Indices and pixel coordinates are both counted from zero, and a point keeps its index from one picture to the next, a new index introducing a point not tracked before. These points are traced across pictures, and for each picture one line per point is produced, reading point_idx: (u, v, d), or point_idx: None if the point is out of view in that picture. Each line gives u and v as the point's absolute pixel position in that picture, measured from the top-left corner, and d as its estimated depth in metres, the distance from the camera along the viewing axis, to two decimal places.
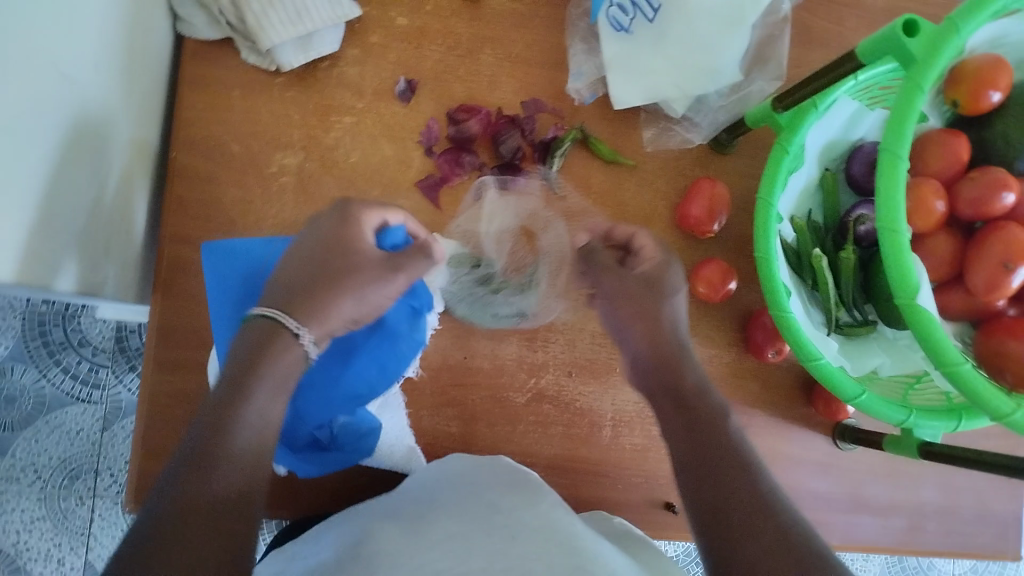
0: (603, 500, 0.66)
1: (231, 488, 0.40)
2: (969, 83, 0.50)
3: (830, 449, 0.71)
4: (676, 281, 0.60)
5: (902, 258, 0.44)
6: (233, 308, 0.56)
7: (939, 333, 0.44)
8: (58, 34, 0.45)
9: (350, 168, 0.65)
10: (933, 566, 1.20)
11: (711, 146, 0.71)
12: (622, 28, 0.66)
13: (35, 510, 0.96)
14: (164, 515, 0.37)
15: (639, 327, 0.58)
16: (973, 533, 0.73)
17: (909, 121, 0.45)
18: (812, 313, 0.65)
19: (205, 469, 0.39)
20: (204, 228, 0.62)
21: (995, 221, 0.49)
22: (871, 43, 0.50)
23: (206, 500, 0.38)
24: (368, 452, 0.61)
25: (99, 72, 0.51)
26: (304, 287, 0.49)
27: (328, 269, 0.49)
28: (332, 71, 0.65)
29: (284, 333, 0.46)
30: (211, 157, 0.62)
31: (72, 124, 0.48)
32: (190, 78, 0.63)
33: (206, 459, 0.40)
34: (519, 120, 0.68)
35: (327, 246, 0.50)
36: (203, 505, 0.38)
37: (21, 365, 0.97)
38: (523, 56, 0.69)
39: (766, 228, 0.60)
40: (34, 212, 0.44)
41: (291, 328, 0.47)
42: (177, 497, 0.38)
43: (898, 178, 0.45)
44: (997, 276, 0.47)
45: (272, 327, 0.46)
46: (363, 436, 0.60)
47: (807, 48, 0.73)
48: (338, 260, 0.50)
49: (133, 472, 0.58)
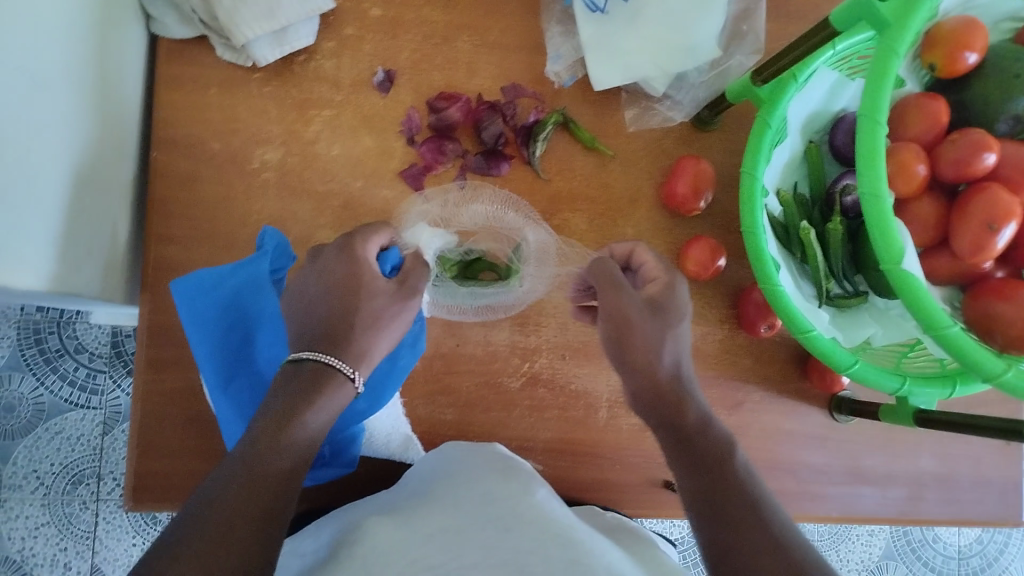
0: (600, 482, 0.66)
1: (274, 498, 0.39)
2: (945, 45, 0.49)
3: (827, 422, 0.71)
4: (677, 302, 0.50)
5: (885, 223, 0.44)
6: (231, 330, 0.55)
7: (926, 296, 0.44)
8: (25, 35, 0.44)
9: (332, 161, 0.65)
10: (939, 539, 1.20)
11: (694, 122, 0.70)
12: (597, 9, 0.65)
13: (40, 517, 0.97)
14: (203, 521, 0.36)
15: (636, 365, 0.48)
16: (973, 500, 0.73)
17: (887, 85, 0.45)
18: (803, 286, 0.65)
19: (255, 481, 0.39)
20: (189, 226, 0.62)
21: (978, 182, 0.49)
22: (845, 8, 0.50)
23: (248, 512, 0.37)
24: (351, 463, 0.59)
25: (73, 75, 0.51)
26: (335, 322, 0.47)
27: (351, 309, 0.47)
28: (309, 65, 0.65)
29: (342, 375, 0.44)
30: (191, 157, 0.62)
31: (47, 127, 0.48)
32: (167, 77, 0.63)
33: (255, 467, 0.39)
34: (499, 106, 0.67)
35: (347, 288, 0.48)
36: (246, 514, 0.37)
37: (18, 374, 0.98)
38: (500, 41, 0.69)
39: (752, 202, 0.60)
40: (11, 213, 0.44)
41: (350, 373, 0.45)
42: (217, 506, 0.37)
43: (878, 143, 0.44)
44: (982, 237, 0.47)
45: (326, 368, 0.44)
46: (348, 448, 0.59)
47: (787, 20, 0.72)
48: (359, 300, 0.47)
49: (131, 471, 0.59)
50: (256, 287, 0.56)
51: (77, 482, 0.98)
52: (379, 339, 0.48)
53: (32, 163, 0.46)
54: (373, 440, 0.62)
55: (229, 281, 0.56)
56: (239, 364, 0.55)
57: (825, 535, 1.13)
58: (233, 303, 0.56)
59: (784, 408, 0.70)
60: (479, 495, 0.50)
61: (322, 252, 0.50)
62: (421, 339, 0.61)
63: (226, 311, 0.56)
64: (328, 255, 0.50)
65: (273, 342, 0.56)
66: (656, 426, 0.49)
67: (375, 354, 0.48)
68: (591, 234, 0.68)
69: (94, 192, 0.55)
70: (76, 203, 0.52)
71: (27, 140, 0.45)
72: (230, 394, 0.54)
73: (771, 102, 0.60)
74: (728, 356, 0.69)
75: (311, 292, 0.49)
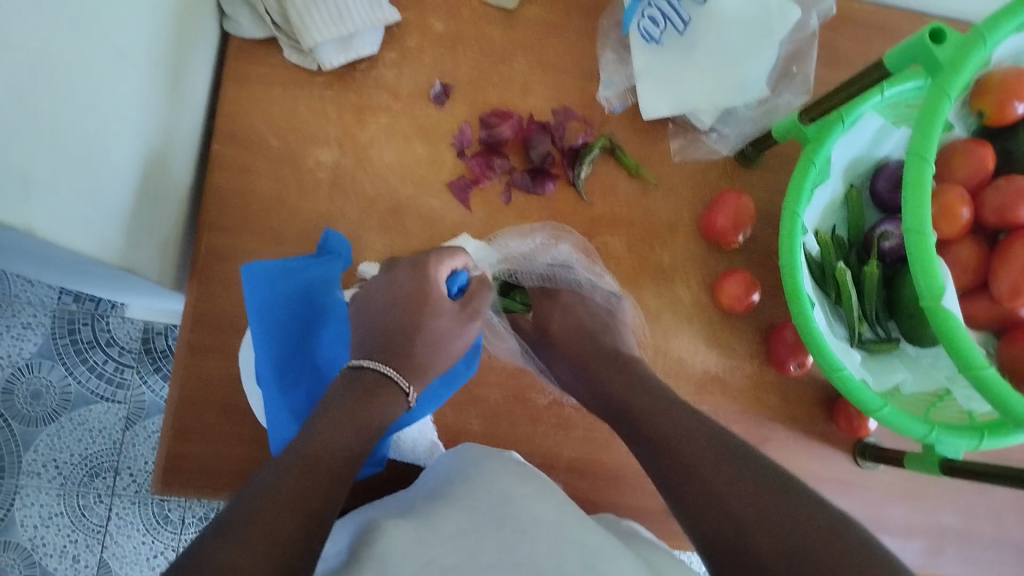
0: (619, 507, 0.66)
1: (316, 490, 0.41)
2: (995, 93, 0.51)
3: (851, 466, 0.70)
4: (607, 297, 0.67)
5: (927, 260, 0.45)
6: (288, 321, 0.57)
7: (963, 335, 0.44)
8: (115, 13, 0.47)
9: (383, 166, 0.67)
10: None
11: (738, 159, 0.72)
12: (653, 39, 0.67)
13: (54, 506, 0.98)
14: (247, 504, 0.38)
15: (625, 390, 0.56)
16: (994, 559, 0.72)
17: (937, 126, 0.46)
18: (836, 327, 0.65)
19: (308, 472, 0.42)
20: (242, 219, 0.64)
21: (1020, 229, 0.50)
22: (898, 51, 0.51)
23: (290, 496, 0.40)
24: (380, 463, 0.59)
25: (153, 58, 0.53)
26: (389, 333, 0.55)
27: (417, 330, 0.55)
28: (370, 73, 0.67)
29: (397, 388, 0.52)
30: (250, 151, 0.65)
31: (126, 103, 0.50)
32: (233, 74, 0.65)
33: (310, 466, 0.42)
34: (549, 127, 0.69)
35: (417, 309, 0.56)
36: (290, 499, 0.39)
37: (48, 362, 0.99)
38: (555, 65, 0.71)
39: (792, 238, 0.61)
40: (84, 179, 0.45)
41: (405, 386, 0.52)
42: (262, 493, 0.39)
43: (924, 181, 0.45)
44: (1023, 282, 0.47)
45: (379, 378, 0.51)
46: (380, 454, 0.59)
47: (835, 67, 0.74)
48: (422, 318, 0.56)
49: (162, 453, 0.60)
50: (326, 289, 0.59)
51: (94, 474, 0.99)
52: (439, 356, 0.56)
53: (110, 136, 0.48)
54: (399, 445, 0.62)
55: (299, 278, 0.59)
56: (287, 356, 0.56)
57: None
58: (301, 298, 0.58)
59: (808, 449, 0.70)
60: (495, 496, 0.51)
61: (396, 266, 0.59)
62: (474, 362, 0.62)
63: (295, 305, 0.58)
64: (400, 276, 0.57)
65: (334, 341, 0.59)
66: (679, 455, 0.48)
67: (432, 368, 0.56)
68: (629, 259, 0.69)
69: (158, 175, 0.57)
70: (141, 180, 0.54)
71: (106, 112, 0.48)
72: (285, 383, 0.55)
73: (817, 141, 0.61)
74: (756, 392, 0.69)
75: (374, 298, 0.57)
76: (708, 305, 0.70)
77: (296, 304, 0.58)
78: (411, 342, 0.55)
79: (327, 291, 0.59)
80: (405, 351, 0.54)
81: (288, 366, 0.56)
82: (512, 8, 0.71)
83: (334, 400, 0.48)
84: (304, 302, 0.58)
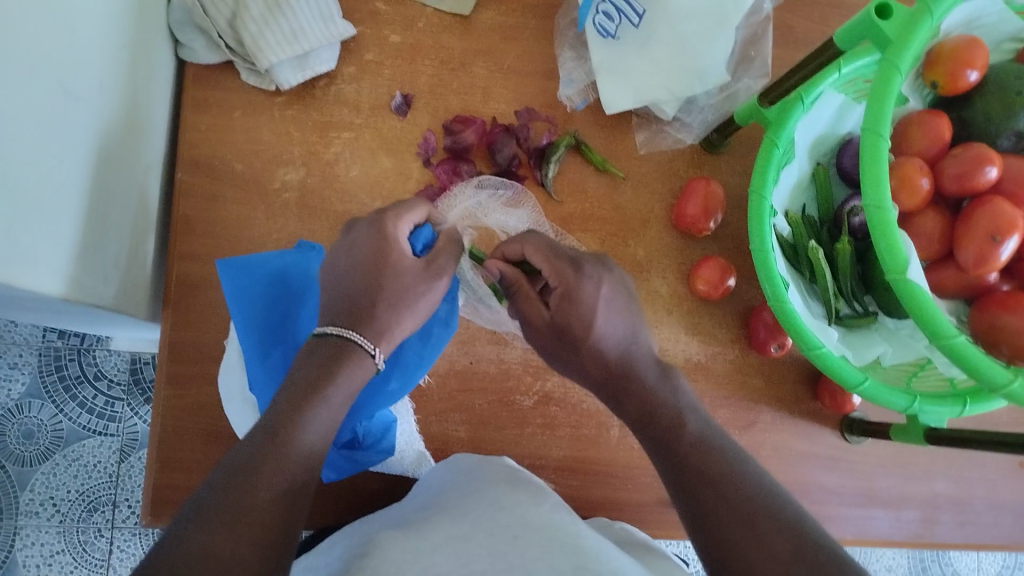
0: (613, 501, 0.67)
1: (269, 506, 0.41)
2: (946, 64, 0.51)
3: (839, 443, 0.71)
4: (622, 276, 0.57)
5: (889, 235, 0.45)
6: (264, 304, 0.59)
7: (931, 307, 0.44)
8: (62, 52, 0.47)
9: (350, 181, 0.67)
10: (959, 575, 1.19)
11: (703, 146, 0.72)
12: (608, 35, 0.68)
13: (55, 544, 0.97)
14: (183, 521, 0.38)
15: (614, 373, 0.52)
16: (988, 523, 0.72)
17: (889, 101, 0.46)
18: (813, 306, 0.65)
19: (246, 481, 0.41)
20: (213, 245, 0.64)
21: (983, 196, 0.50)
22: (848, 30, 0.51)
23: (239, 511, 0.39)
24: (389, 450, 0.60)
25: (106, 92, 0.53)
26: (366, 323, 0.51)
27: (384, 291, 0.52)
28: (330, 89, 0.67)
29: (361, 351, 0.50)
30: (215, 176, 0.65)
31: (80, 140, 0.50)
32: (192, 102, 0.65)
33: (246, 472, 0.41)
34: (513, 129, 0.70)
35: (380, 273, 0.52)
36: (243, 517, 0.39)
37: (38, 401, 0.99)
38: (515, 68, 0.71)
39: (761, 222, 0.61)
40: (42, 220, 0.45)
41: (370, 350, 0.50)
42: (209, 506, 0.39)
43: (881, 156, 0.45)
44: (986, 249, 0.48)
45: (342, 343, 0.49)
46: (384, 435, 0.61)
47: (792, 48, 0.74)
48: (384, 281, 0.52)
49: (149, 485, 0.59)
50: (303, 269, 0.61)
51: (92, 509, 0.99)
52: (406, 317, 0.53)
53: (65, 173, 0.48)
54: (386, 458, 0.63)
55: (274, 260, 0.60)
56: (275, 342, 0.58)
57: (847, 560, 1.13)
58: (276, 280, 0.60)
59: (796, 429, 0.70)
60: (487, 503, 0.51)
61: (354, 228, 0.55)
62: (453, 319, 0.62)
63: (272, 285, 0.60)
64: (363, 236, 0.54)
65: (311, 317, 0.60)
66: (666, 451, 0.48)
67: (398, 330, 0.53)
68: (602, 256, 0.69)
69: (121, 208, 0.57)
70: (102, 215, 0.54)
71: (60, 151, 0.48)
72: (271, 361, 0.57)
73: (779, 124, 0.61)
74: (739, 376, 0.69)
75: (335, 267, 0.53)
76: (685, 293, 0.70)
77: (272, 287, 0.60)
78: (383, 292, 0.52)
79: (303, 273, 0.61)
80: (372, 315, 0.51)
81: (274, 339, 0.58)
82: (466, 13, 0.71)
83: (289, 387, 0.47)
84: (280, 285, 0.60)
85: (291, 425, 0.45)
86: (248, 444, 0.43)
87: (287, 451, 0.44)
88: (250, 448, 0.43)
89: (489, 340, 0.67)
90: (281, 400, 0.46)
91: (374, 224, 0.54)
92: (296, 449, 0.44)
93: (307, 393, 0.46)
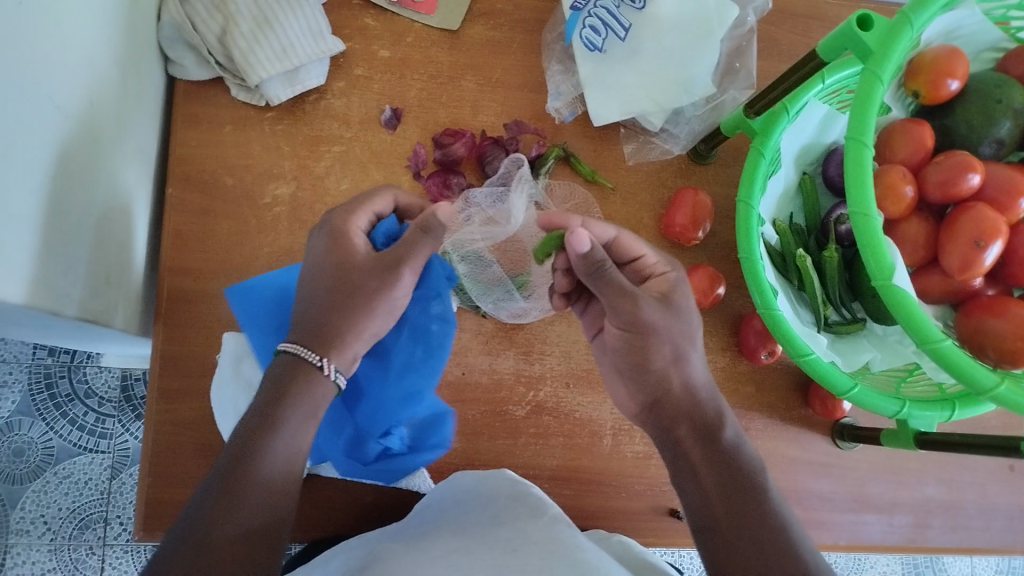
0: (607, 510, 0.67)
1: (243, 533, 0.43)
2: (928, 73, 0.52)
3: (830, 449, 0.71)
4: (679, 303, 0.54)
5: (874, 241, 0.45)
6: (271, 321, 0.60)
7: (917, 312, 0.45)
8: (55, 72, 0.48)
9: (341, 195, 0.67)
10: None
11: (691, 156, 0.73)
12: (596, 48, 0.69)
13: (46, 562, 0.97)
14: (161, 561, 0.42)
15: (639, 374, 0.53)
16: (980, 528, 0.72)
17: (872, 110, 0.47)
18: (801, 313, 0.65)
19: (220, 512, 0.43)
20: (204, 260, 0.64)
21: (966, 203, 0.51)
22: (829, 41, 0.52)
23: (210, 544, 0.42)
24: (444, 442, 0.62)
25: (97, 109, 0.54)
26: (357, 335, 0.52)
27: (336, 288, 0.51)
28: (319, 104, 0.68)
29: (308, 366, 0.49)
30: (206, 192, 0.65)
31: (72, 156, 0.51)
32: (183, 118, 0.66)
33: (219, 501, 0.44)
34: (502, 141, 0.70)
35: (336, 274, 0.52)
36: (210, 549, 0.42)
37: (29, 419, 0.99)
38: (503, 81, 0.72)
39: (749, 231, 0.62)
40: (35, 236, 0.46)
41: (314, 361, 0.49)
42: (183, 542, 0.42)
43: (865, 165, 0.46)
44: (971, 254, 0.48)
45: (293, 361, 0.49)
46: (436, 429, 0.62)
47: (777, 59, 0.75)
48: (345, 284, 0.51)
49: (141, 500, 0.59)
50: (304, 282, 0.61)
51: (83, 526, 0.98)
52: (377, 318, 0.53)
53: (57, 189, 0.49)
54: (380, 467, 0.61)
55: (276, 278, 0.61)
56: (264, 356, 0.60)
57: (842, 564, 1.14)
58: (280, 300, 0.60)
59: (787, 436, 0.70)
60: (488, 519, 0.52)
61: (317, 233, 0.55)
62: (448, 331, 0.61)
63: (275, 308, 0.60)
64: (316, 246, 0.54)
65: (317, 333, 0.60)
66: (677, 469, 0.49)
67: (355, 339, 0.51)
68: None
69: (111, 223, 0.58)
70: (92, 231, 0.54)
71: (52, 167, 0.48)
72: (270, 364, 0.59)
73: (765, 133, 0.62)
74: (730, 384, 0.70)
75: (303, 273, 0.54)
76: None
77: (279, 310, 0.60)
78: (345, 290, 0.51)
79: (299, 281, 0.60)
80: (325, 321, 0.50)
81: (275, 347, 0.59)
82: (454, 28, 0.71)
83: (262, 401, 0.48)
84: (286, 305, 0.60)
85: (254, 453, 0.45)
86: (212, 479, 0.45)
87: (250, 483, 0.44)
88: (217, 480, 0.44)
89: (481, 351, 0.67)
90: (242, 431, 0.46)
91: (325, 232, 0.54)
92: (263, 480, 0.45)
93: (263, 425, 0.46)
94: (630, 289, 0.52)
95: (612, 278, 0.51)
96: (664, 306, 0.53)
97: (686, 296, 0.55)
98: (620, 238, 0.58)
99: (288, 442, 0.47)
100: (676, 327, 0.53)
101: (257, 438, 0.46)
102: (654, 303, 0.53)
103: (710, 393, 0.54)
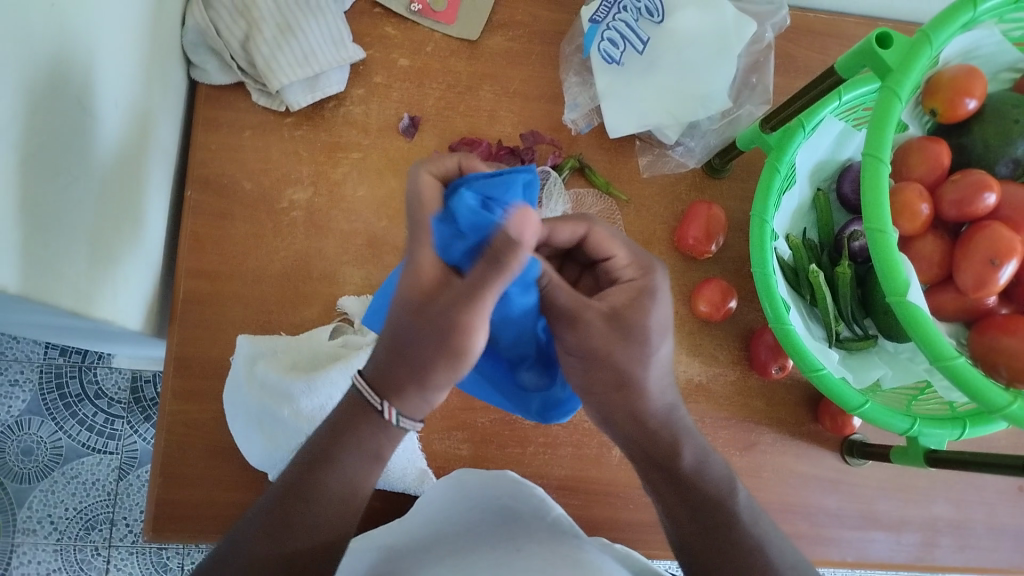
0: (614, 521, 0.67)
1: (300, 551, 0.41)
2: (946, 92, 0.53)
3: (839, 465, 0.71)
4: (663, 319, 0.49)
5: (890, 257, 0.45)
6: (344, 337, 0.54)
7: (932, 328, 0.45)
8: (81, 73, 0.48)
9: (357, 201, 0.68)
10: None
11: (705, 170, 0.73)
12: (613, 61, 0.70)
13: (52, 562, 0.97)
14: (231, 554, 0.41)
15: None
16: (988, 548, 0.72)
17: (889, 128, 0.47)
18: (813, 328, 0.65)
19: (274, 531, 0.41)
20: (221, 264, 0.64)
21: (980, 221, 0.51)
22: (848, 58, 0.53)
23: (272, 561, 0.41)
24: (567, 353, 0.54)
25: (120, 110, 0.54)
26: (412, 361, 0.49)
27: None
28: (338, 110, 0.69)
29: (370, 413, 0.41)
30: (224, 195, 0.66)
31: (93, 155, 0.51)
32: (203, 121, 0.67)
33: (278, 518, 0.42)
34: (518, 151, 0.70)
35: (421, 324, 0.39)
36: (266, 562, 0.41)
37: (38, 419, 0.99)
38: (521, 91, 0.72)
39: (762, 244, 0.62)
40: (55, 234, 0.46)
41: (376, 407, 0.41)
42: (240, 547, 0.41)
43: (882, 182, 0.46)
44: (986, 273, 0.49)
45: (361, 406, 0.42)
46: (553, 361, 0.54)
47: (793, 76, 0.76)
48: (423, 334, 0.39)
49: (151, 500, 0.60)
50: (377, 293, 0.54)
51: (89, 527, 0.98)
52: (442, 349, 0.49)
53: (76, 188, 0.49)
54: (387, 475, 0.62)
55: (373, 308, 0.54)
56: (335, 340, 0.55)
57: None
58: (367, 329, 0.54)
59: (796, 451, 0.70)
60: (494, 520, 0.51)
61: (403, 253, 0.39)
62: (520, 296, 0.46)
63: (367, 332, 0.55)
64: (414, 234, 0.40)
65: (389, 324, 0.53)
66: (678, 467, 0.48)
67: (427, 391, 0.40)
68: None
69: (129, 224, 0.58)
70: (111, 231, 0.55)
71: (73, 167, 0.49)
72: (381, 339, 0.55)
73: (780, 149, 0.62)
74: (739, 398, 0.70)
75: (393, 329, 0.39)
76: (686, 316, 0.70)
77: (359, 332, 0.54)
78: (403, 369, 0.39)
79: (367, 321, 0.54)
80: (386, 371, 0.40)
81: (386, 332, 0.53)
82: (474, 38, 0.72)
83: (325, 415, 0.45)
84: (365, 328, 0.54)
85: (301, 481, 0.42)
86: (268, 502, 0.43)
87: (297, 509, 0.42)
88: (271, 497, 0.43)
89: None
90: (297, 463, 0.43)
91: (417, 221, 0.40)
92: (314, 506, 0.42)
93: (318, 462, 0.43)
94: (573, 305, 0.48)
95: (548, 294, 0.48)
96: (612, 326, 0.48)
97: (646, 310, 0.48)
98: (590, 236, 0.51)
99: (344, 482, 0.43)
100: (622, 354, 0.48)
101: (314, 476, 0.42)
102: (603, 325, 0.48)
103: (671, 407, 0.50)
